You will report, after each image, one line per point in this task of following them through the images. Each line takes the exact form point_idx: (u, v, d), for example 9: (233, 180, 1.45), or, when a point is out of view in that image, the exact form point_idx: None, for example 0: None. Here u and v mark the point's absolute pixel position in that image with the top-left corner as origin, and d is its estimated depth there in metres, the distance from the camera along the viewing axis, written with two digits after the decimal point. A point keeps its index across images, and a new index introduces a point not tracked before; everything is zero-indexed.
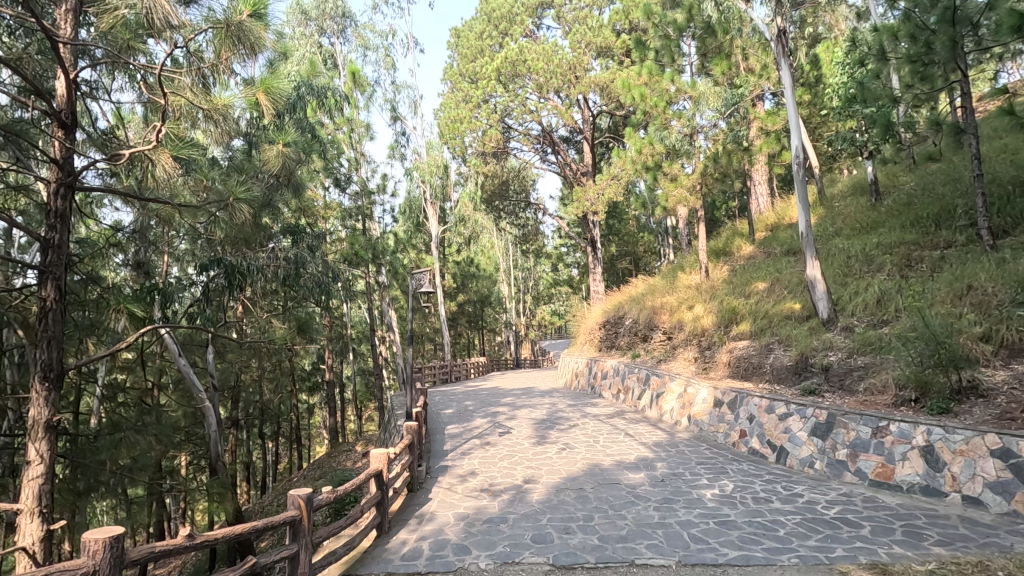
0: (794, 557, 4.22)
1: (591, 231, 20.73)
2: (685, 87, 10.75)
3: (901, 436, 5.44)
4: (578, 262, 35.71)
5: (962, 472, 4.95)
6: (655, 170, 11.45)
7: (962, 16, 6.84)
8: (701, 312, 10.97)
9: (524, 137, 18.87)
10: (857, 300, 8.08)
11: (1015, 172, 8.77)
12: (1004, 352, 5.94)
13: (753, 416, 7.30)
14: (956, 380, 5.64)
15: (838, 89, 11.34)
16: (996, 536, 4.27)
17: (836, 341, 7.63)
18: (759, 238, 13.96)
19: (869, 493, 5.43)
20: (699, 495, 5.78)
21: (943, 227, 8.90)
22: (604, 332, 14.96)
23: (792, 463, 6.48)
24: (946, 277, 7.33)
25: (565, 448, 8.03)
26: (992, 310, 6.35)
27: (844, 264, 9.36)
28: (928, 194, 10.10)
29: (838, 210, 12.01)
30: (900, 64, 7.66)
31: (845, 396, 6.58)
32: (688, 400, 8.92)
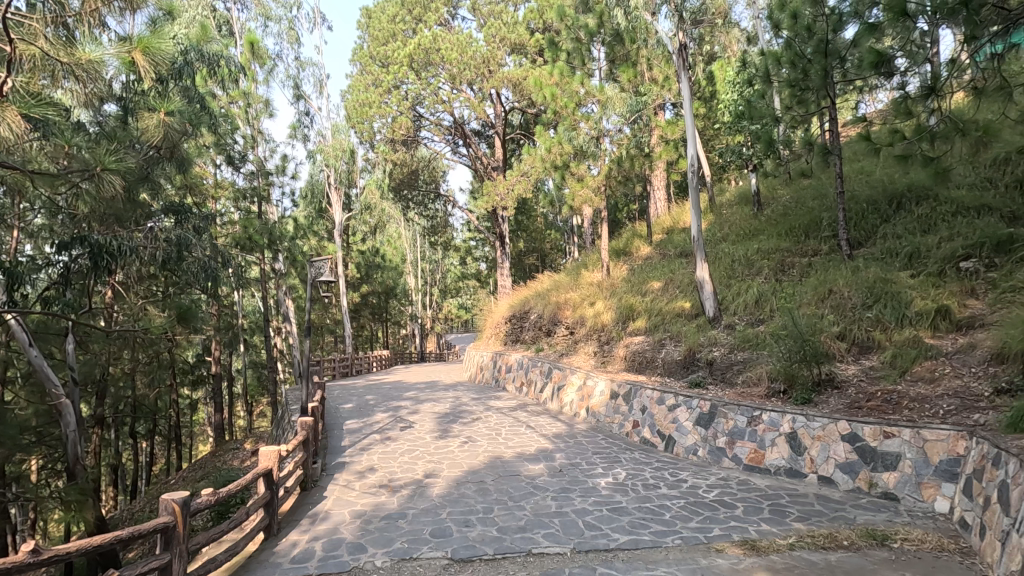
0: (678, 538, 4.54)
1: (500, 226, 20.85)
2: (594, 91, 11.07)
3: (771, 424, 6.02)
4: (487, 257, 35.93)
5: (819, 455, 5.56)
6: (563, 170, 11.75)
7: (833, 49, 7.68)
8: (601, 308, 11.43)
9: (435, 127, 18.53)
10: (739, 300, 8.83)
11: (870, 192, 9.99)
12: (855, 349, 6.75)
13: (646, 407, 7.74)
14: (817, 373, 6.33)
15: (729, 105, 12.31)
16: (843, 510, 4.86)
17: (719, 337, 8.28)
18: (656, 240, 14.83)
19: (742, 476, 5.95)
20: (594, 483, 6.03)
21: (811, 237, 9.95)
22: (510, 326, 15.15)
23: (678, 450, 6.95)
24: (812, 281, 8.20)
25: (468, 442, 8.04)
26: (847, 312, 7.21)
27: (728, 267, 10.17)
28: (800, 207, 11.24)
29: (725, 217, 13.05)
30: (781, 87, 8.46)
31: (726, 388, 7.18)
32: (587, 393, 9.28)
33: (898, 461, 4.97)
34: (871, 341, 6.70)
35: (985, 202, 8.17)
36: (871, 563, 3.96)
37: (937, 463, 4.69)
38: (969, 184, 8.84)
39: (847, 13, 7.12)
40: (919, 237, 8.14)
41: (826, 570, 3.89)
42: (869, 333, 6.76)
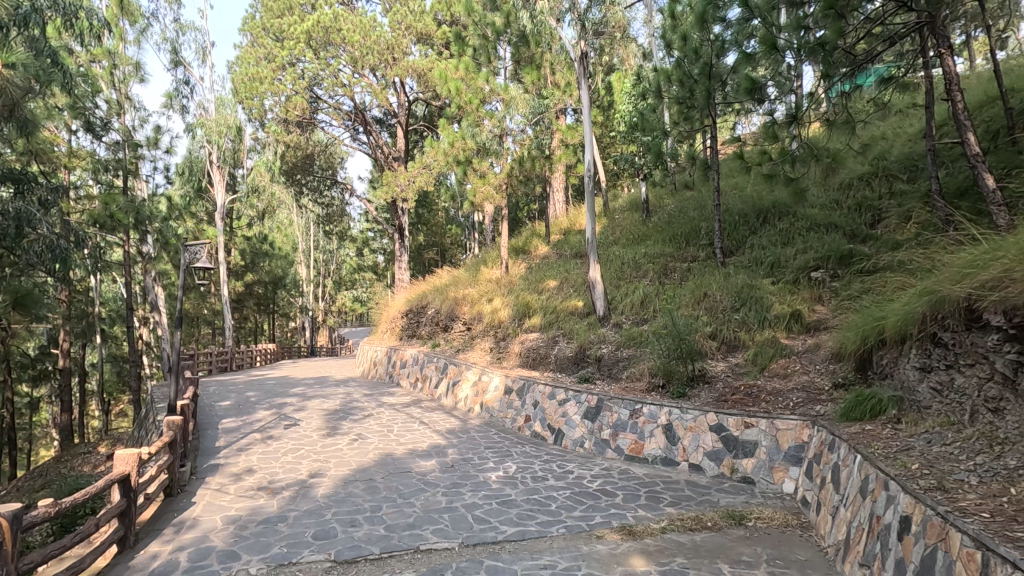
0: (562, 527, 4.72)
1: (400, 218, 20.35)
2: (498, 89, 11.22)
3: (650, 416, 6.47)
4: (384, 249, 34.83)
5: (690, 444, 6.06)
6: (465, 165, 11.73)
7: (716, 73, 8.50)
8: (499, 305, 11.57)
9: (334, 111, 17.64)
10: (627, 300, 9.37)
11: (741, 206, 11.06)
12: (724, 347, 7.43)
13: (538, 402, 7.97)
14: (691, 369, 6.87)
15: (625, 115, 13.02)
16: (709, 494, 5.32)
17: (607, 335, 8.74)
18: (553, 240, 15.31)
19: (623, 466, 6.32)
20: (485, 478, 6.09)
21: (691, 244, 10.81)
22: (406, 322, 14.86)
23: (566, 443, 7.22)
24: (691, 284, 8.91)
25: (357, 439, 7.78)
26: (719, 314, 7.92)
27: (618, 269, 10.74)
28: (683, 216, 12.15)
29: (617, 221, 13.78)
30: (670, 103, 9.14)
31: (612, 383, 7.61)
32: (482, 389, 9.36)
33: (755, 448, 5.54)
34: (738, 340, 7.42)
35: (832, 221, 9.34)
36: (729, 540, 4.39)
37: (787, 448, 5.30)
38: (820, 204, 10.06)
39: (728, 41, 7.86)
40: (779, 249, 9.13)
41: (692, 550, 4.25)
42: (736, 334, 7.48)
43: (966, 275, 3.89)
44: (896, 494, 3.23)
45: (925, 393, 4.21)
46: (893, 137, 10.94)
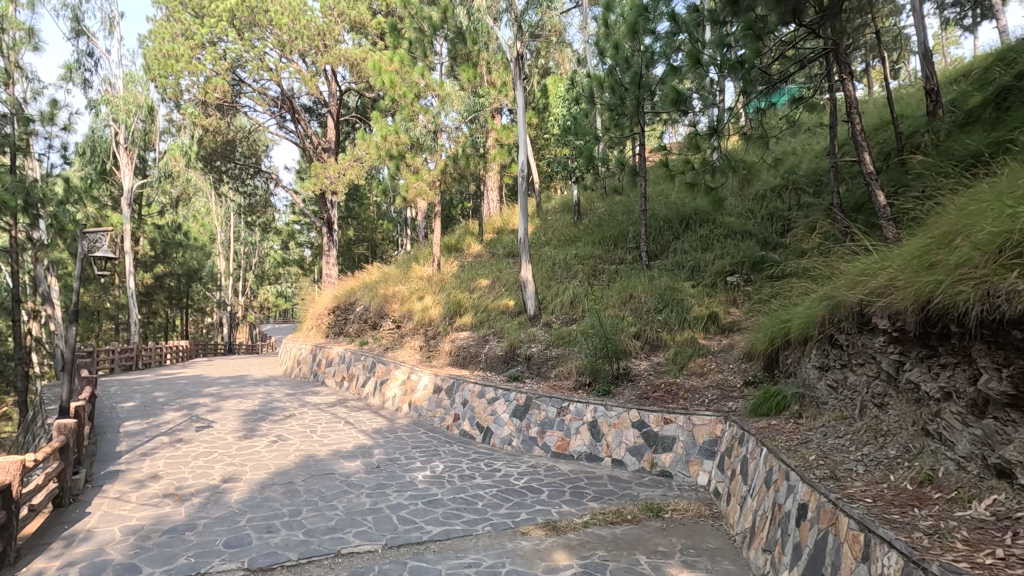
0: (487, 525, 4.74)
1: (329, 211, 19.65)
2: (434, 85, 11.11)
3: (577, 414, 6.63)
4: (311, 242, 33.44)
5: (613, 440, 6.26)
6: (398, 160, 11.49)
7: (645, 82, 8.84)
8: (430, 303, 11.44)
9: (259, 96, 16.75)
10: (557, 300, 9.57)
11: (666, 212, 11.57)
12: (648, 346, 7.73)
13: (467, 400, 7.96)
14: (616, 367, 7.11)
15: (559, 119, 13.26)
16: (631, 488, 5.52)
17: (537, 334, 8.87)
18: (486, 238, 15.33)
19: (550, 462, 6.43)
20: (412, 478, 6.00)
21: (619, 247, 11.18)
22: (334, 318, 14.39)
23: (494, 441, 7.25)
24: (618, 286, 9.21)
25: (277, 441, 7.43)
26: (644, 315, 8.25)
27: (549, 269, 10.91)
28: (612, 220, 12.54)
29: (549, 222, 14.02)
30: (602, 109, 9.39)
31: (541, 381, 7.74)
32: (411, 387, 9.21)
33: (674, 443, 5.81)
34: (660, 340, 7.75)
35: (747, 229, 9.97)
36: (647, 532, 4.57)
37: (702, 443, 5.60)
38: (736, 212, 10.72)
39: (657, 52, 8.21)
40: (699, 254, 9.64)
41: (612, 542, 4.40)
42: (658, 334, 7.82)
43: (860, 283, 4.17)
44: (795, 484, 3.49)
45: (823, 389, 4.58)
46: (802, 154, 11.85)
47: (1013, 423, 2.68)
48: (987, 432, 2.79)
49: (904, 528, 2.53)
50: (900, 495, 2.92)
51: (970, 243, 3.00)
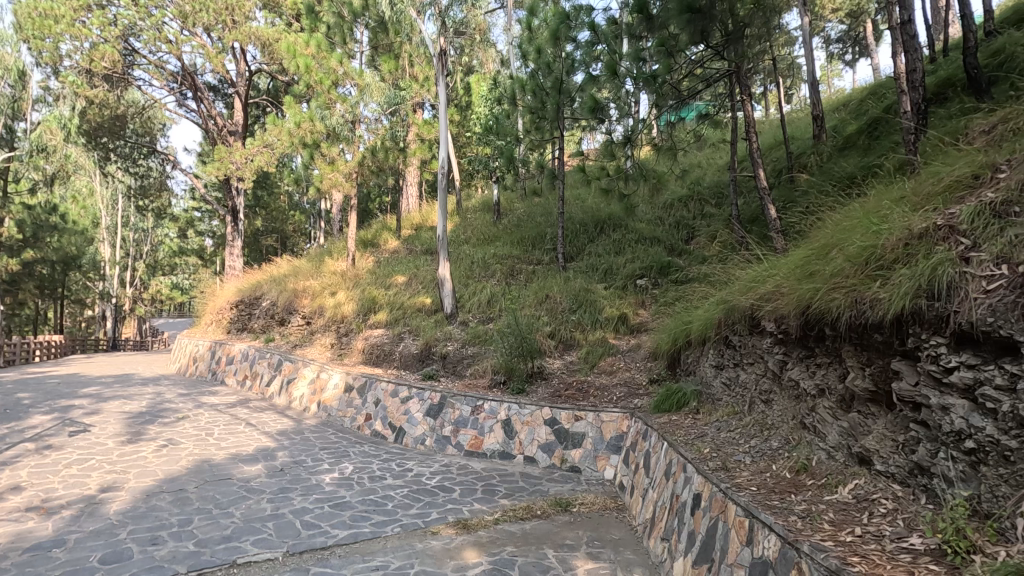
0: (396, 527, 4.65)
1: (234, 199, 18.38)
2: (353, 73, 10.71)
3: (491, 412, 6.69)
4: (213, 231, 31.09)
5: (526, 437, 6.37)
6: (313, 148, 10.98)
7: (566, 88, 9.05)
8: (343, 298, 11.05)
9: (155, 69, 15.35)
10: (474, 298, 9.58)
11: (583, 216, 11.94)
12: (561, 346, 7.94)
13: (379, 400, 7.76)
14: (530, 366, 7.24)
15: (482, 117, 13.29)
16: (541, 484, 5.64)
17: (454, 332, 8.85)
18: (404, 234, 15.04)
19: (463, 461, 6.42)
20: (318, 480, 5.76)
21: (537, 248, 11.38)
22: (236, 313, 13.49)
23: (407, 441, 7.11)
24: (535, 286, 9.38)
25: (167, 445, 6.85)
26: (558, 315, 8.46)
27: (467, 268, 10.89)
28: (531, 221, 12.75)
29: (469, 221, 14.00)
30: (524, 111, 9.53)
31: (456, 380, 7.72)
32: (320, 386, 8.84)
33: (583, 439, 6.01)
34: (573, 339, 7.99)
35: (656, 235, 10.51)
36: (555, 526, 4.69)
37: (609, 438, 5.84)
38: (647, 219, 11.27)
39: (578, 60, 8.44)
40: (612, 257, 10.04)
41: (521, 538, 4.47)
42: (571, 334, 8.04)
43: (751, 288, 4.53)
44: (691, 475, 3.73)
45: (718, 386, 4.92)
46: (707, 167, 12.69)
47: (873, 416, 3.02)
48: (852, 424, 3.12)
49: (781, 512, 2.78)
50: (780, 483, 3.21)
51: (843, 255, 3.32)
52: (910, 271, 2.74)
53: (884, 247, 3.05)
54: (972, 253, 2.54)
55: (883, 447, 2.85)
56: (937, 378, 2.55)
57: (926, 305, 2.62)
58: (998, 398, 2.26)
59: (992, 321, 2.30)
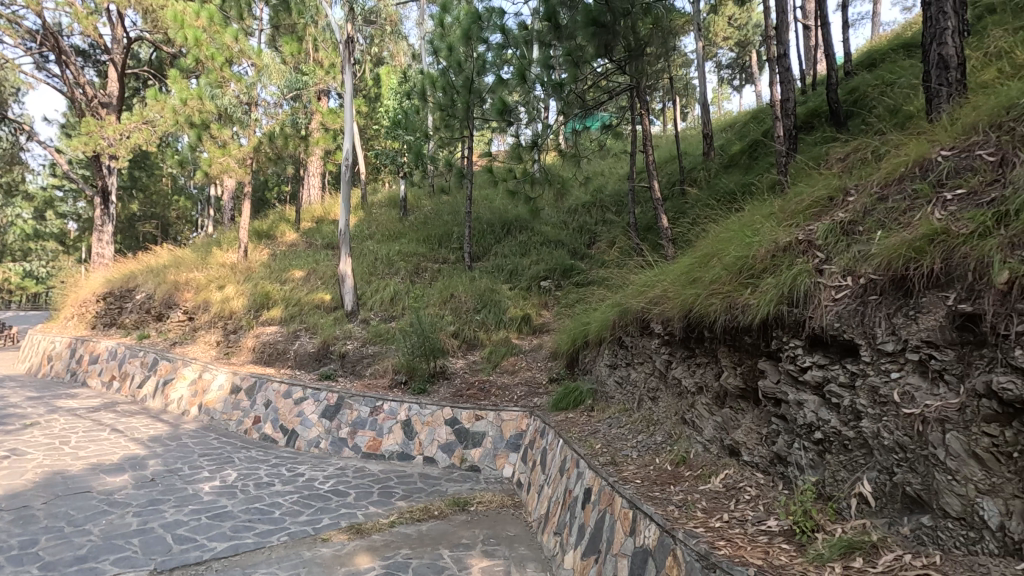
0: (283, 535, 4.40)
1: (105, 179, 16.44)
2: (250, 52, 9.99)
3: (390, 413, 6.55)
4: (77, 214, 27.58)
5: (426, 438, 6.29)
6: (201, 129, 10.10)
7: (476, 88, 9.08)
8: (231, 293, 10.28)
9: (8, 24, 13.35)
10: (377, 296, 9.32)
11: (490, 216, 12.04)
12: (464, 345, 7.94)
13: (270, 401, 7.30)
14: (433, 366, 7.18)
15: (390, 111, 12.98)
16: (439, 484, 5.59)
17: (354, 331, 8.55)
18: (303, 227, 14.28)
19: (359, 463, 6.20)
20: (195, 490, 5.30)
21: (443, 246, 11.29)
22: (104, 307, 12.09)
23: (299, 444, 6.74)
24: (440, 285, 9.30)
25: (9, 456, 5.96)
26: (462, 314, 8.46)
27: (371, 264, 10.57)
28: (438, 219, 12.63)
29: (374, 216, 13.60)
30: (433, 108, 9.43)
31: (355, 380, 7.46)
32: (202, 388, 8.15)
33: (483, 438, 6.04)
34: (477, 339, 8.03)
35: (560, 238, 10.84)
36: (452, 526, 4.67)
37: (508, 436, 5.92)
38: (552, 223, 11.59)
39: (488, 62, 8.49)
40: (518, 259, 10.21)
41: (417, 540, 4.40)
42: (475, 333, 8.07)
43: (643, 293, 4.80)
44: (583, 471, 3.88)
45: (611, 385, 5.17)
46: (609, 176, 13.30)
47: (742, 411, 3.31)
48: (725, 419, 3.40)
49: (661, 503, 2.97)
50: (661, 475, 3.43)
51: (721, 263, 3.61)
52: (775, 280, 3.03)
53: (754, 258, 3.34)
54: (824, 266, 2.86)
55: (749, 439, 3.13)
56: (794, 376, 2.86)
57: (786, 311, 2.92)
58: (841, 393, 2.56)
59: (838, 326, 2.61)
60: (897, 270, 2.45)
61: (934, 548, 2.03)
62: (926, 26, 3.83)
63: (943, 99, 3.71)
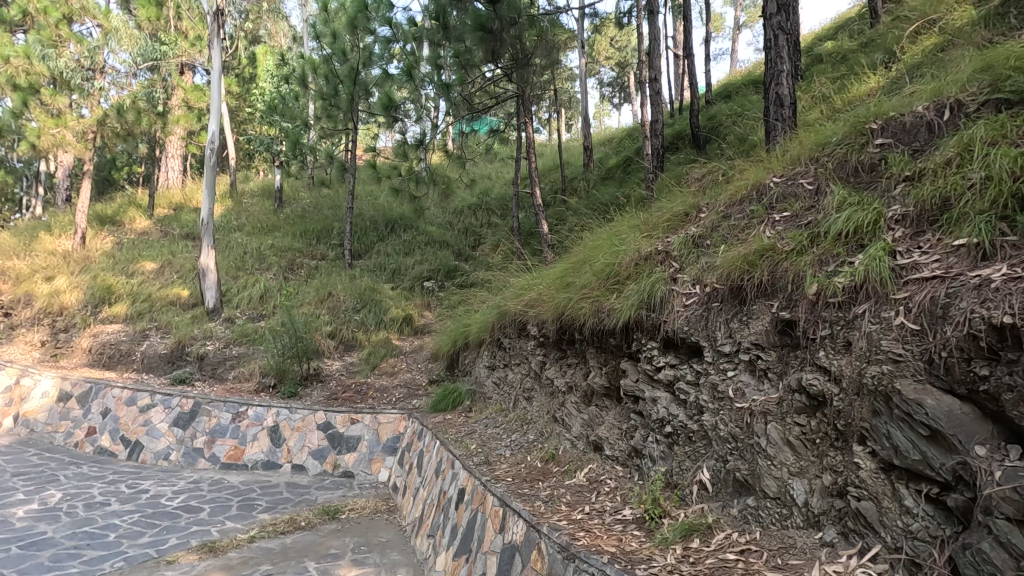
0: (118, 561, 3.90)
1: None
2: (95, 11, 8.75)
3: (255, 419, 6.08)
4: None
5: (295, 444, 5.92)
6: (28, 93, 8.63)
7: (362, 80, 8.76)
8: (63, 285, 8.90)
9: None
10: (244, 293, 8.61)
11: (373, 213, 11.67)
12: (341, 347, 7.61)
13: (109, 410, 6.43)
14: (306, 368, 6.78)
15: (265, 94, 12.07)
16: (308, 493, 5.28)
17: (216, 330, 7.81)
18: (158, 214, 12.77)
19: (217, 476, 5.67)
20: (4, 517, 4.51)
21: (321, 242, 10.72)
22: None
23: (144, 457, 6.02)
24: (316, 283, 8.80)
25: None
26: (340, 314, 8.09)
27: (238, 258, 9.75)
28: (317, 213, 11.99)
29: (244, 206, 12.56)
30: (314, 96, 8.93)
31: (215, 384, 6.81)
32: (20, 395, 6.96)
33: (358, 442, 5.82)
34: (355, 340, 7.73)
35: (445, 239, 10.79)
36: (319, 537, 4.43)
37: (385, 440, 5.76)
38: (437, 223, 11.49)
39: (375, 54, 8.23)
40: (401, 258, 10.00)
41: (279, 554, 4.12)
42: (353, 334, 7.77)
43: (521, 295, 4.94)
44: (458, 471, 3.90)
45: (489, 385, 5.24)
46: (495, 180, 13.50)
47: (606, 408, 3.53)
48: (591, 416, 3.60)
49: (529, 499, 3.08)
50: (532, 472, 3.55)
51: (591, 270, 3.83)
52: (636, 287, 3.29)
53: (620, 265, 3.59)
54: (678, 275, 3.14)
55: (612, 434, 3.35)
56: (650, 375, 3.11)
57: (645, 315, 3.17)
58: (688, 390, 2.84)
59: (687, 330, 2.89)
60: (734, 280, 2.77)
61: (756, 525, 2.32)
62: (766, 67, 4.37)
63: (778, 132, 4.27)
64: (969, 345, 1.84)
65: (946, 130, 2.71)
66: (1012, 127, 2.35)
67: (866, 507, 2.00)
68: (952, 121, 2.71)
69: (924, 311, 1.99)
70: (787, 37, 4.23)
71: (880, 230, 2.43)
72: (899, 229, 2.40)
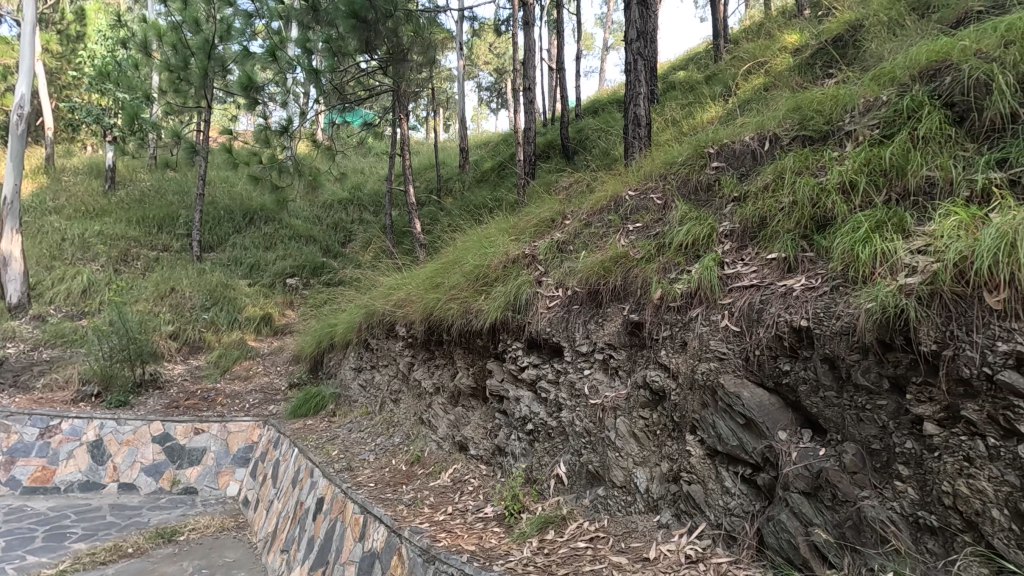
0: None
1: None
2: None
3: (71, 433, 5.22)
4: None
5: (123, 460, 5.19)
6: None
7: (218, 55, 7.94)
8: None
9: None
10: (60, 287, 7.37)
11: (229, 202, 10.64)
12: (185, 349, 6.83)
13: None
14: (140, 373, 5.96)
15: (94, 56, 10.43)
16: (138, 515, 4.65)
17: (20, 330, 6.58)
18: None
19: (16, 503, 4.79)
20: None
21: (164, 231, 9.52)
22: None
23: None
24: (155, 277, 7.80)
25: None
26: (184, 313, 7.24)
27: (54, 245, 8.32)
28: (159, 198, 10.64)
29: (64, 185, 10.75)
30: (158, 66, 7.91)
31: (17, 395, 5.72)
32: None
33: (202, 454, 5.25)
34: (201, 341, 6.97)
35: (310, 233, 10.17)
36: (151, 563, 3.92)
37: (235, 450, 5.27)
38: (303, 217, 10.79)
39: (235, 28, 7.51)
40: (260, 252, 9.23)
41: None
42: (200, 334, 7.00)
43: (390, 295, 4.81)
44: (316, 480, 3.70)
45: (355, 388, 5.03)
46: (367, 175, 13.03)
47: (472, 408, 3.56)
48: (457, 417, 3.62)
49: (392, 503, 3.01)
50: (396, 475, 3.48)
51: (461, 271, 3.85)
52: (504, 289, 3.37)
53: (489, 267, 3.66)
54: (543, 278, 3.28)
55: (476, 434, 3.39)
56: (514, 375, 3.21)
57: (511, 317, 3.25)
58: (548, 388, 2.97)
59: (549, 330, 3.02)
60: (592, 285, 2.95)
61: (604, 513, 2.49)
62: (627, 88, 4.71)
63: (636, 148, 4.63)
64: (776, 345, 2.14)
65: (766, 158, 3.13)
66: (812, 160, 2.77)
67: (694, 490, 2.25)
68: (770, 151, 3.14)
69: (744, 314, 2.28)
70: (645, 63, 4.61)
71: (713, 242, 2.74)
72: (727, 243, 2.72)
